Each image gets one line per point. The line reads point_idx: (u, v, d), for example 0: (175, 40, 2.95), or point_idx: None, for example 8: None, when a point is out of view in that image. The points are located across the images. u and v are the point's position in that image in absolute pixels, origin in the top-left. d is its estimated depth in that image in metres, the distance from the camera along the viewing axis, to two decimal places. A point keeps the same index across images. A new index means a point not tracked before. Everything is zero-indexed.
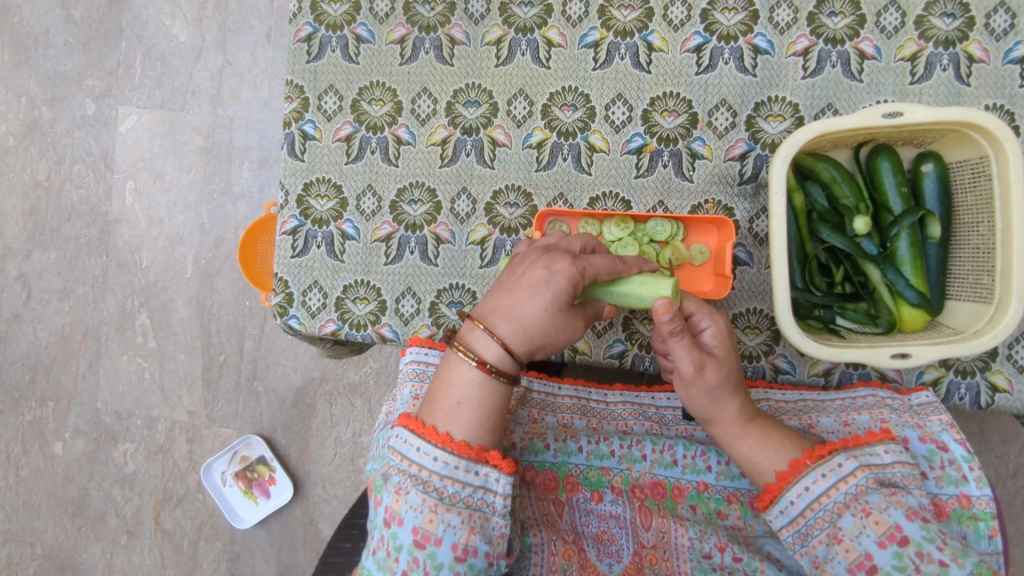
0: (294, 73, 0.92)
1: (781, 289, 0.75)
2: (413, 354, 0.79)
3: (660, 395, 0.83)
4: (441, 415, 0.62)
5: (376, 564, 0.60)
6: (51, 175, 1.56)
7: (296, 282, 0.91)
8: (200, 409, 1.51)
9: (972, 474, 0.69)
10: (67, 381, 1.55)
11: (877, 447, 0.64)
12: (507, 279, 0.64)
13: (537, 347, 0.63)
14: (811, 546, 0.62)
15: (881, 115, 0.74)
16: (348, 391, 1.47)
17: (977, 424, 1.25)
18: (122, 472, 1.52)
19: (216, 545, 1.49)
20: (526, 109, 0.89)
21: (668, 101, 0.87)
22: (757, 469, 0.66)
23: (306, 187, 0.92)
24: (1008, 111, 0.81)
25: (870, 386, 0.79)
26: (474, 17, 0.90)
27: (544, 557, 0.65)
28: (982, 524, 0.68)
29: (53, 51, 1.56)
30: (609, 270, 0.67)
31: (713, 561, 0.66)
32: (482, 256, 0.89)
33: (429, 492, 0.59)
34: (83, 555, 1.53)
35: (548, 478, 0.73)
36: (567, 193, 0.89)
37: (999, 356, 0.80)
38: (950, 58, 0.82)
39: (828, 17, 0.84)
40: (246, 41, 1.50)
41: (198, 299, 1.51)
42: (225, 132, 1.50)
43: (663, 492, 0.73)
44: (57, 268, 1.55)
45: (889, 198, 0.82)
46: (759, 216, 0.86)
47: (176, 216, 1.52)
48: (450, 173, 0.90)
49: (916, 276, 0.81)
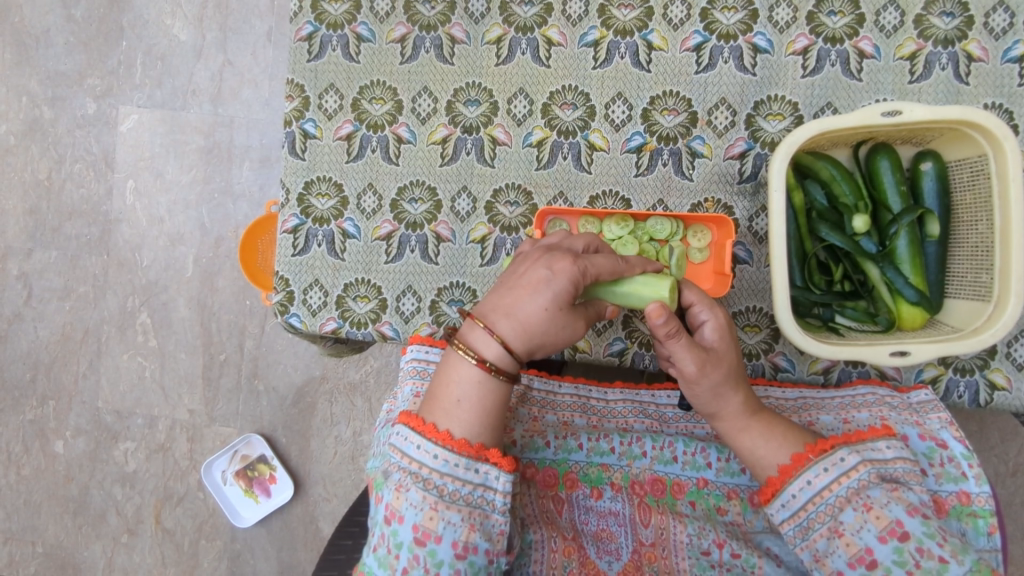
0: (295, 72, 0.92)
1: (780, 286, 0.75)
2: (414, 352, 0.79)
3: (660, 392, 0.83)
4: (441, 412, 0.62)
5: (376, 561, 0.60)
6: (52, 174, 1.56)
7: (296, 281, 0.92)
8: (200, 408, 1.51)
9: (971, 471, 0.69)
10: (67, 380, 1.55)
11: (879, 442, 0.65)
12: (509, 279, 0.65)
13: (537, 346, 0.63)
14: (812, 540, 0.62)
15: (879, 115, 0.74)
16: (349, 390, 1.47)
17: (976, 422, 1.25)
18: (122, 471, 1.53)
19: (216, 544, 1.49)
20: (526, 107, 0.89)
21: (668, 100, 0.87)
22: (761, 461, 0.66)
23: (306, 186, 0.92)
24: (1007, 110, 0.82)
25: (869, 384, 0.79)
26: (474, 16, 0.90)
27: (544, 553, 0.66)
28: (981, 521, 0.68)
29: (53, 50, 1.56)
30: (613, 270, 0.67)
31: (711, 557, 0.66)
32: (482, 255, 0.90)
33: (429, 489, 0.59)
34: (83, 554, 1.53)
35: (548, 475, 0.73)
36: (567, 192, 0.89)
37: (998, 354, 0.81)
38: (949, 57, 0.82)
39: (828, 17, 0.84)
40: (246, 41, 1.50)
41: (198, 298, 1.51)
42: (225, 131, 1.50)
43: (663, 488, 0.74)
44: (58, 268, 1.55)
45: (888, 197, 0.82)
46: (759, 215, 0.86)
47: (176, 216, 1.52)
48: (450, 172, 0.91)
49: (915, 274, 0.81)
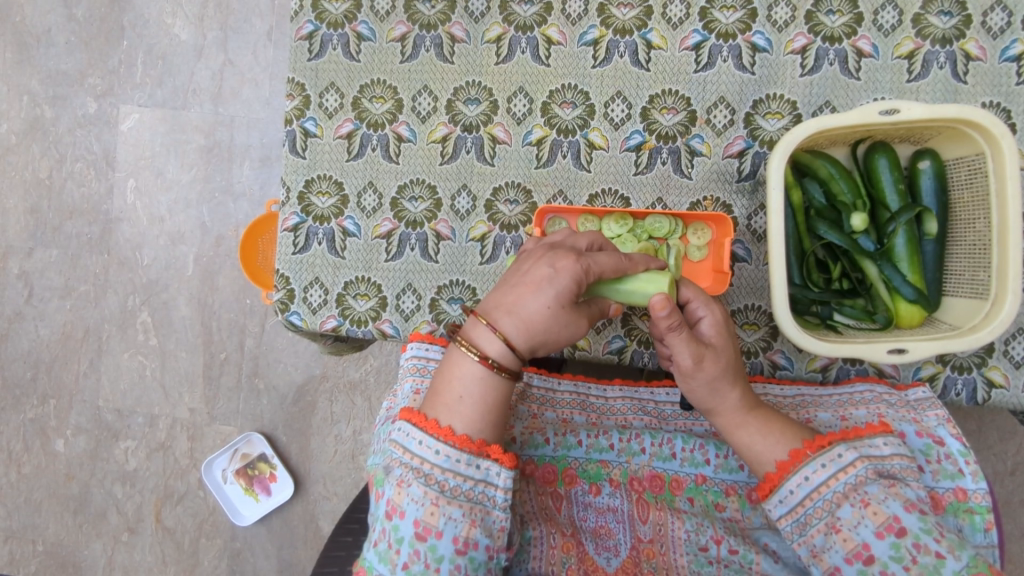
0: (295, 71, 0.93)
1: (778, 284, 0.75)
2: (414, 350, 0.79)
3: (659, 390, 0.84)
4: (444, 409, 0.62)
5: (377, 556, 0.61)
6: (53, 173, 1.56)
7: (296, 279, 0.92)
8: (201, 406, 1.51)
9: (967, 468, 0.70)
10: (68, 379, 1.56)
11: (877, 439, 0.65)
12: (512, 276, 0.65)
13: (539, 344, 0.63)
14: (810, 535, 0.63)
15: (877, 113, 0.75)
16: (349, 388, 1.47)
17: (975, 421, 1.26)
18: (123, 469, 1.53)
19: (216, 542, 1.49)
20: (526, 106, 0.90)
21: (667, 99, 0.87)
22: (759, 457, 0.67)
23: (307, 184, 0.92)
24: (1005, 109, 0.82)
25: (867, 382, 0.80)
26: (475, 15, 0.90)
27: (543, 549, 0.66)
28: (978, 517, 0.68)
29: (54, 49, 1.57)
30: (617, 265, 0.68)
31: (709, 553, 0.67)
32: (482, 252, 0.90)
33: (431, 484, 0.60)
34: (84, 552, 1.53)
35: (547, 471, 0.74)
36: (567, 190, 0.90)
37: (995, 352, 0.81)
38: (947, 56, 0.82)
39: (826, 15, 0.84)
40: (247, 40, 1.51)
41: (198, 297, 1.52)
42: (226, 131, 1.51)
43: (662, 484, 0.74)
44: (58, 267, 1.56)
45: (886, 195, 0.83)
46: (757, 213, 0.87)
47: (176, 214, 1.53)
48: (450, 170, 0.91)
49: (913, 272, 0.82)
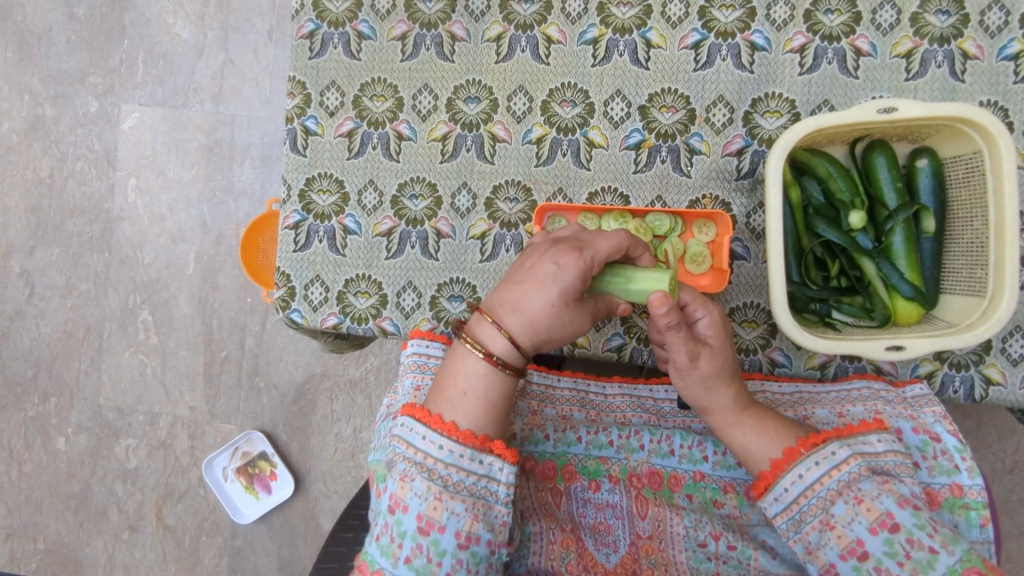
0: (296, 69, 0.93)
1: (777, 283, 0.75)
2: (414, 346, 0.80)
3: (658, 387, 0.84)
4: (447, 403, 0.63)
5: (379, 550, 0.61)
6: (54, 172, 1.57)
7: (297, 276, 0.92)
8: (202, 405, 1.52)
9: (963, 464, 0.70)
10: (69, 377, 1.56)
11: (870, 436, 0.66)
12: (516, 271, 0.66)
13: (543, 341, 0.64)
14: (805, 532, 0.63)
15: (875, 111, 0.75)
16: (349, 387, 1.48)
17: (974, 420, 1.26)
18: (124, 467, 1.54)
19: (217, 541, 1.50)
20: (526, 104, 0.90)
21: (666, 97, 0.88)
22: (753, 456, 0.67)
23: (308, 182, 0.93)
24: (1002, 107, 0.82)
25: (865, 378, 0.80)
26: (475, 14, 0.91)
27: (543, 545, 0.67)
28: (974, 513, 0.69)
29: (55, 49, 1.57)
30: (619, 252, 0.68)
31: (708, 549, 0.67)
32: (482, 250, 0.90)
33: (434, 479, 0.60)
34: (85, 550, 1.53)
35: (547, 467, 0.74)
36: (567, 188, 0.90)
37: (993, 349, 0.81)
38: (945, 54, 0.83)
39: (825, 15, 0.85)
40: (248, 39, 1.51)
41: (199, 296, 1.52)
42: (227, 129, 1.51)
43: (660, 481, 0.74)
44: (60, 265, 1.56)
45: (883, 193, 0.83)
46: (756, 211, 0.87)
47: (178, 213, 1.53)
48: (450, 168, 0.91)
49: (910, 270, 0.83)
